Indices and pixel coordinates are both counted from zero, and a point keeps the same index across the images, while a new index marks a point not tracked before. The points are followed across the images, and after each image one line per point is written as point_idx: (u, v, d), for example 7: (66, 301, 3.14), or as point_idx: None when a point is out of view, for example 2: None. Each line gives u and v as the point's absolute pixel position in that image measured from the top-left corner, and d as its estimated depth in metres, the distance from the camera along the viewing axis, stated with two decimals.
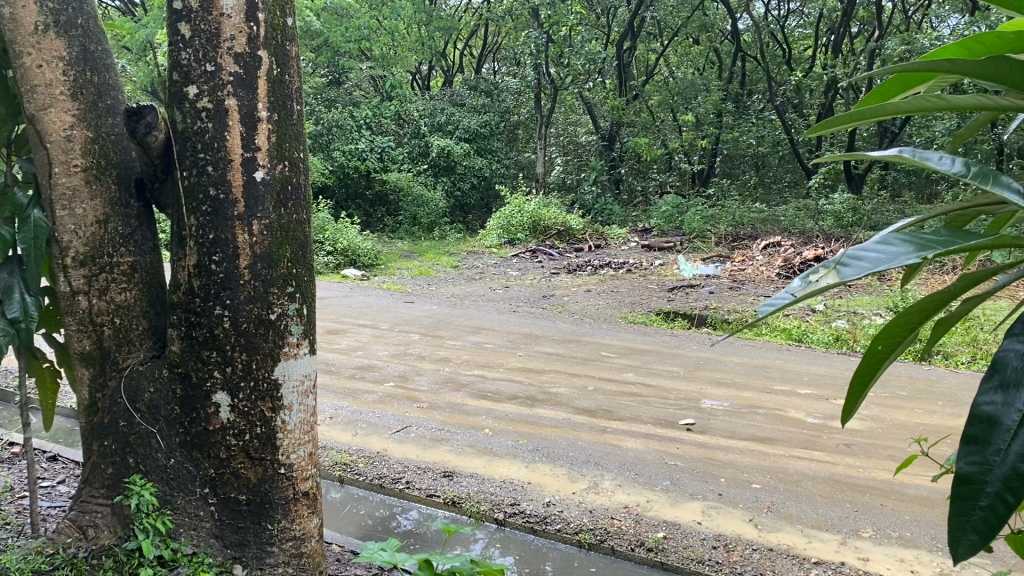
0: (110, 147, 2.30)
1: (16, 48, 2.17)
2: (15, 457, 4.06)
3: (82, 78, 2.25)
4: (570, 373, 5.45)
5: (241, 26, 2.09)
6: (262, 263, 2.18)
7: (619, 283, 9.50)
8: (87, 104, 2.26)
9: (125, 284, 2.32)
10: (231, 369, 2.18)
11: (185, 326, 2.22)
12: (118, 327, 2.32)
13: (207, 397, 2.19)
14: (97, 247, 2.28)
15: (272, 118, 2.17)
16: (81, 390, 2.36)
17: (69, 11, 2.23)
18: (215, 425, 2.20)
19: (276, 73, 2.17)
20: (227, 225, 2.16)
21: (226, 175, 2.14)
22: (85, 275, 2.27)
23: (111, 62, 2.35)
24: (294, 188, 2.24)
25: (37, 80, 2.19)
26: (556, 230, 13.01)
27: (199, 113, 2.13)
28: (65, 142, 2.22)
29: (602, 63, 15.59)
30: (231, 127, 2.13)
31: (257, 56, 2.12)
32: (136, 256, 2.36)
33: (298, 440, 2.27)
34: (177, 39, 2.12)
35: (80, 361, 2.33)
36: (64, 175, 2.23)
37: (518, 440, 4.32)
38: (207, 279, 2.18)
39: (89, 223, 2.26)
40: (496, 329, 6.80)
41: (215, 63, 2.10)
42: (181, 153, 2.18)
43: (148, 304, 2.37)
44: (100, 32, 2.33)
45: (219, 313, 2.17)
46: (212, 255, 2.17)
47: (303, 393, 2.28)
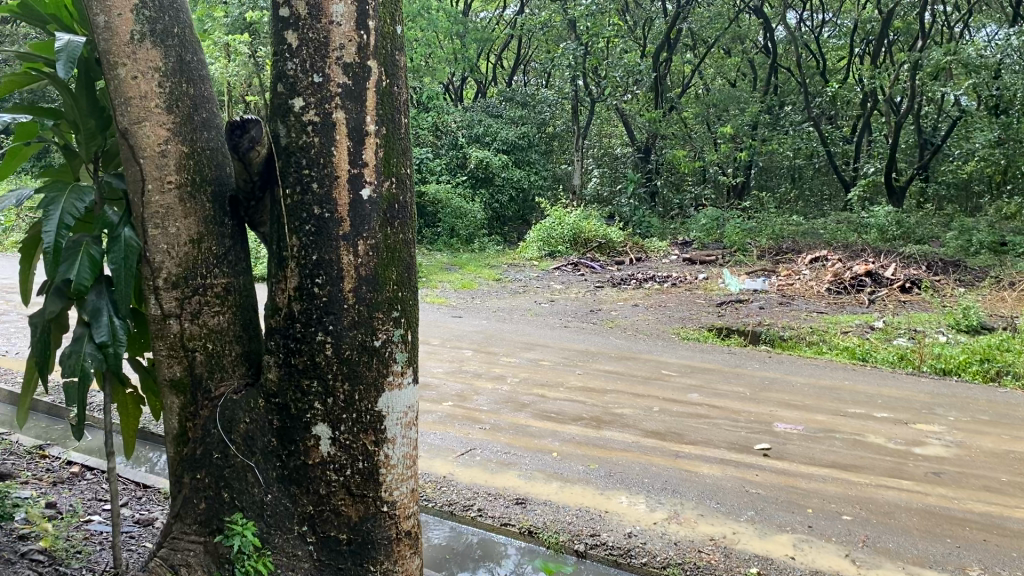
0: (205, 162, 2.18)
1: (111, 58, 2.07)
2: (74, 477, 3.98)
3: (178, 90, 2.13)
4: (633, 393, 5.29)
5: (352, 35, 1.96)
6: (367, 286, 2.05)
7: (666, 297, 9.32)
8: (184, 116, 2.14)
9: (218, 307, 2.19)
10: (333, 400, 2.05)
11: (284, 353, 2.10)
12: (210, 352, 2.18)
13: (307, 429, 2.06)
14: (190, 268, 2.15)
15: (380, 132, 2.04)
16: (170, 419, 2.22)
17: (166, 19, 2.12)
18: (315, 459, 2.07)
19: (384, 85, 2.03)
20: (331, 246, 2.03)
21: (331, 193, 2.01)
22: (177, 298, 2.14)
23: (207, 73, 2.23)
24: (400, 206, 2.11)
25: (132, 91, 2.08)
26: (597, 243, 12.88)
27: (304, 127, 2.00)
28: (159, 158, 2.11)
29: (640, 75, 15.40)
30: (338, 142, 2.00)
31: (366, 66, 1.99)
32: (229, 278, 2.23)
33: (401, 475, 2.12)
34: (283, 49, 2.01)
35: (169, 389, 2.20)
36: (157, 192, 2.11)
37: (589, 465, 4.16)
38: (310, 304, 2.05)
39: (182, 242, 2.14)
40: (548, 346, 6.64)
41: (323, 73, 1.97)
42: (283, 169, 2.05)
43: (241, 328, 2.24)
44: (196, 42, 2.21)
45: (322, 339, 2.04)
46: (315, 278, 2.04)
47: (406, 425, 2.14)
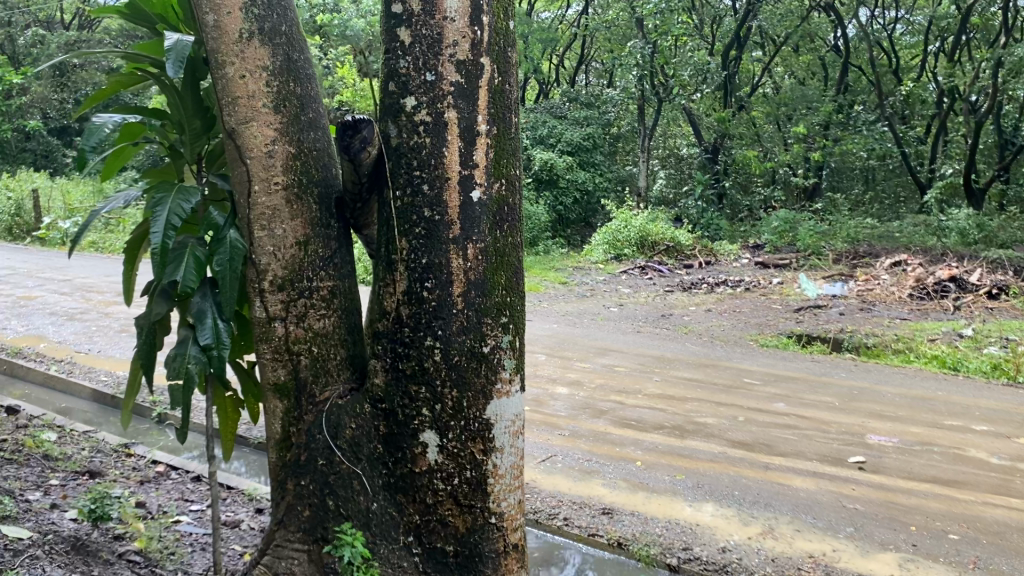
0: (312, 163, 2.15)
1: (220, 57, 2.05)
2: (161, 476, 4.03)
3: (286, 89, 2.10)
4: (715, 402, 5.14)
5: (466, 31, 1.90)
6: (476, 291, 1.98)
7: (740, 302, 9.11)
8: (292, 116, 2.11)
9: (324, 310, 2.16)
10: (440, 407, 1.99)
11: (391, 357, 2.05)
12: (315, 356, 2.15)
13: (414, 436, 2.01)
14: (297, 270, 2.12)
15: (492, 132, 1.97)
16: (274, 423, 2.20)
17: (274, 17, 2.08)
18: (422, 467, 2.01)
19: (497, 82, 1.96)
20: (442, 249, 1.97)
21: (442, 196, 1.96)
22: (283, 301, 2.12)
23: (314, 72, 2.19)
24: (510, 209, 2.03)
25: (240, 90, 2.06)
26: (665, 245, 12.69)
27: (416, 127, 1.95)
28: (266, 159, 2.08)
29: (710, 74, 15.04)
30: (450, 142, 1.94)
31: (479, 64, 1.92)
32: (335, 281, 2.19)
33: (509, 486, 2.05)
34: (394, 47, 1.96)
35: (273, 392, 2.17)
36: (264, 193, 2.09)
37: (676, 475, 4.04)
38: (419, 308, 1.99)
39: (288, 245, 2.11)
40: (623, 351, 6.52)
41: (436, 71, 1.91)
42: (393, 170, 2.01)
43: (346, 332, 2.20)
44: (304, 40, 2.18)
45: (430, 344, 1.99)
46: (424, 281, 1.98)
47: (515, 434, 2.06)
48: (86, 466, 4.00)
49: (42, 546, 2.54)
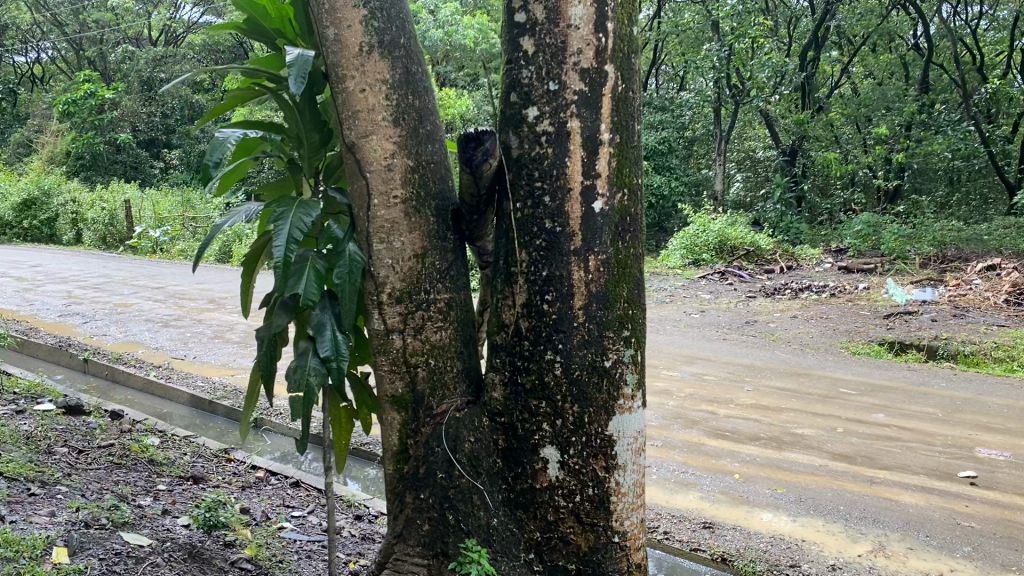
0: (429, 176, 2.16)
1: (340, 71, 2.07)
2: (260, 482, 4.10)
3: (405, 102, 2.11)
4: (811, 413, 5.00)
5: (590, 39, 1.87)
6: (598, 303, 1.93)
7: (826, 308, 8.88)
8: (410, 129, 2.12)
9: (441, 323, 2.15)
10: (561, 422, 1.95)
11: (510, 370, 2.02)
12: (432, 369, 2.14)
13: (534, 451, 1.98)
14: (415, 283, 2.12)
15: (614, 140, 1.92)
16: (390, 435, 2.19)
17: (393, 30, 2.10)
18: (543, 483, 1.98)
19: (621, 90, 1.92)
20: (563, 260, 1.93)
21: (564, 207, 1.92)
22: (400, 314, 2.12)
23: (431, 84, 2.19)
24: (632, 219, 1.98)
25: (361, 104, 2.08)
26: (744, 250, 12.49)
27: (538, 137, 1.92)
28: (386, 172, 2.09)
29: (788, 76, 14.68)
30: (572, 152, 1.90)
31: (603, 71, 1.89)
32: (451, 293, 2.18)
33: (631, 504, 2.00)
34: (517, 56, 1.94)
35: (390, 405, 2.17)
36: (384, 206, 2.10)
37: (776, 489, 3.94)
38: (539, 320, 1.96)
39: (406, 257, 2.11)
40: (710, 359, 6.41)
41: (559, 80, 1.88)
42: (515, 182, 1.98)
43: (462, 345, 2.19)
44: (422, 52, 2.19)
45: (551, 357, 1.95)
46: (544, 294, 1.94)
47: (637, 451, 2.01)
48: (189, 471, 4.10)
49: (161, 554, 2.59)
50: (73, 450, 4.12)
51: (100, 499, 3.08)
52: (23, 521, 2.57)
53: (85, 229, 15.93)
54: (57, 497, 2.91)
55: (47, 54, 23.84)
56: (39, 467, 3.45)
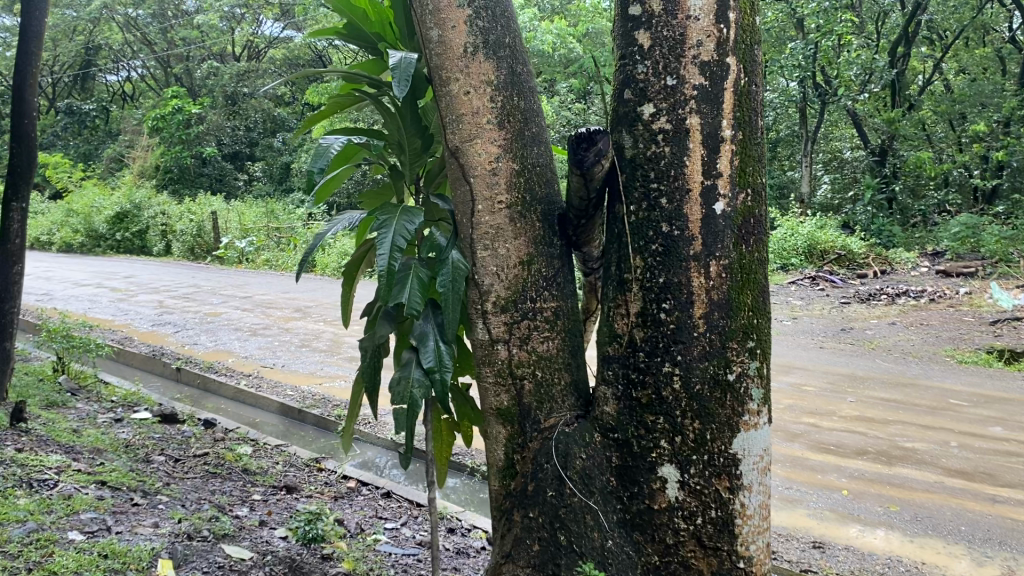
0: (536, 179, 2.06)
1: (443, 74, 2.02)
2: (353, 492, 4.07)
3: (509, 104, 2.02)
4: (920, 426, 4.75)
5: (711, 30, 1.76)
6: (719, 312, 1.81)
7: (926, 314, 8.48)
8: (515, 131, 2.03)
9: (547, 333, 2.04)
10: (680, 439, 1.83)
11: (623, 383, 1.91)
12: (539, 382, 2.03)
13: (652, 470, 1.86)
14: (519, 291, 2.03)
15: (736, 137, 1.80)
16: (497, 450, 2.11)
17: (498, 29, 2.02)
18: (661, 504, 1.85)
19: (744, 84, 1.80)
20: (682, 267, 1.81)
21: (683, 209, 1.80)
22: (506, 323, 2.03)
23: (537, 85, 2.10)
24: (757, 221, 1.85)
25: (465, 107, 2.01)
26: (835, 254, 12.06)
27: (654, 136, 1.82)
28: (490, 176, 2.02)
29: (879, 72, 14.11)
30: (692, 151, 1.79)
31: (725, 63, 1.77)
32: (559, 301, 2.07)
33: (757, 528, 1.87)
34: (632, 51, 1.84)
35: (496, 418, 2.09)
36: (488, 212, 2.03)
37: (889, 507, 3.72)
38: (656, 331, 1.84)
39: (512, 264, 2.02)
40: (807, 368, 6.16)
41: (678, 75, 1.78)
42: (629, 184, 1.87)
43: (570, 356, 2.08)
44: (527, 51, 2.10)
45: (669, 370, 1.83)
46: (662, 302, 1.83)
47: (761, 471, 1.88)
48: (282, 481, 4.10)
49: (262, 567, 2.56)
50: (170, 459, 4.17)
51: (199, 509, 3.08)
52: (127, 532, 2.57)
53: (174, 241, 16.42)
54: (158, 507, 2.92)
55: (138, 73, 24.75)
56: (141, 477, 3.48)
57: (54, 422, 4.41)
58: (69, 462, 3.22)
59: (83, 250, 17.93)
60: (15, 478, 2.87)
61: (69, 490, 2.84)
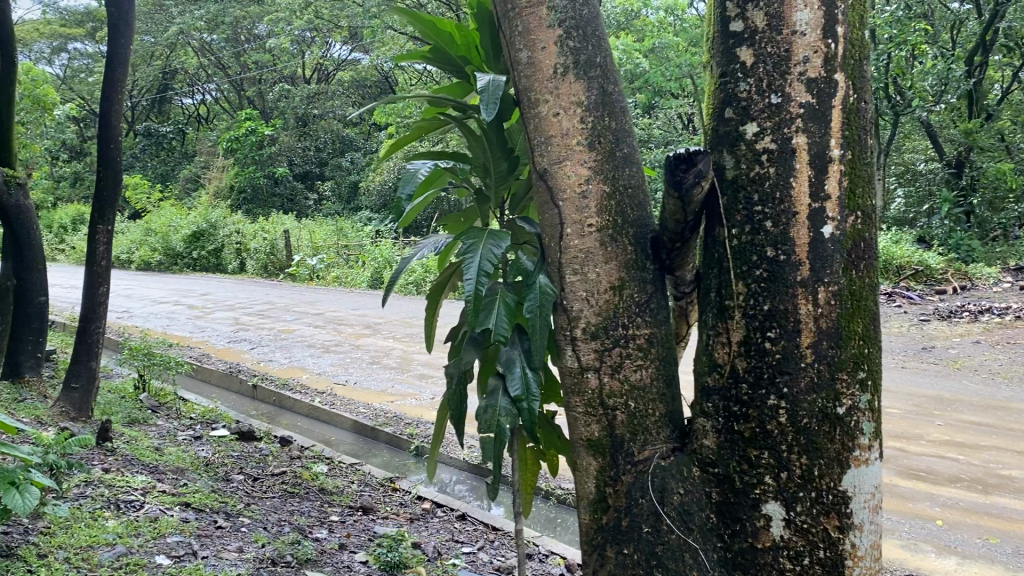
0: (629, 201, 1.99)
1: (534, 95, 1.97)
2: (428, 514, 4.03)
3: (601, 124, 1.96)
4: (1017, 452, 4.52)
5: (818, 45, 1.67)
6: (828, 341, 1.72)
7: (1013, 333, 8.12)
8: (607, 152, 1.96)
9: (641, 361, 1.95)
10: (786, 475, 1.74)
11: (724, 416, 1.82)
12: (632, 412, 1.95)
13: (755, 507, 1.76)
14: (610, 318, 1.95)
15: (846, 157, 1.71)
16: (588, 482, 2.03)
17: (590, 47, 1.96)
18: (764, 543, 1.75)
19: (853, 101, 1.71)
20: (787, 294, 1.73)
21: (790, 232, 1.72)
22: (597, 350, 1.96)
23: (629, 104, 2.04)
24: (867, 245, 1.75)
25: (554, 129, 1.96)
26: (912, 270, 11.65)
27: (758, 156, 1.74)
28: (580, 199, 1.96)
29: (956, 82, 13.63)
30: (799, 172, 1.71)
31: (833, 80, 1.69)
32: (653, 328, 1.98)
33: (869, 570, 1.76)
34: (733, 69, 1.77)
35: (587, 449, 2.01)
36: (578, 235, 1.97)
37: (989, 539, 3.53)
38: (760, 361, 1.76)
39: (602, 289, 1.95)
40: (890, 389, 5.93)
41: (783, 93, 1.70)
42: (730, 207, 1.79)
43: (665, 386, 1.99)
44: (618, 70, 2.04)
45: (774, 403, 1.74)
46: (766, 331, 1.75)
47: (873, 510, 1.77)
48: (359, 501, 4.08)
49: None
50: (249, 477, 4.21)
51: (280, 532, 3.08)
52: (213, 557, 2.57)
53: (248, 259, 16.82)
54: (242, 530, 2.93)
55: (212, 95, 25.52)
56: (223, 497, 3.50)
57: (137, 440, 4.50)
58: (154, 483, 3.26)
59: (161, 267, 18.50)
60: (104, 499, 2.91)
61: (155, 512, 2.87)
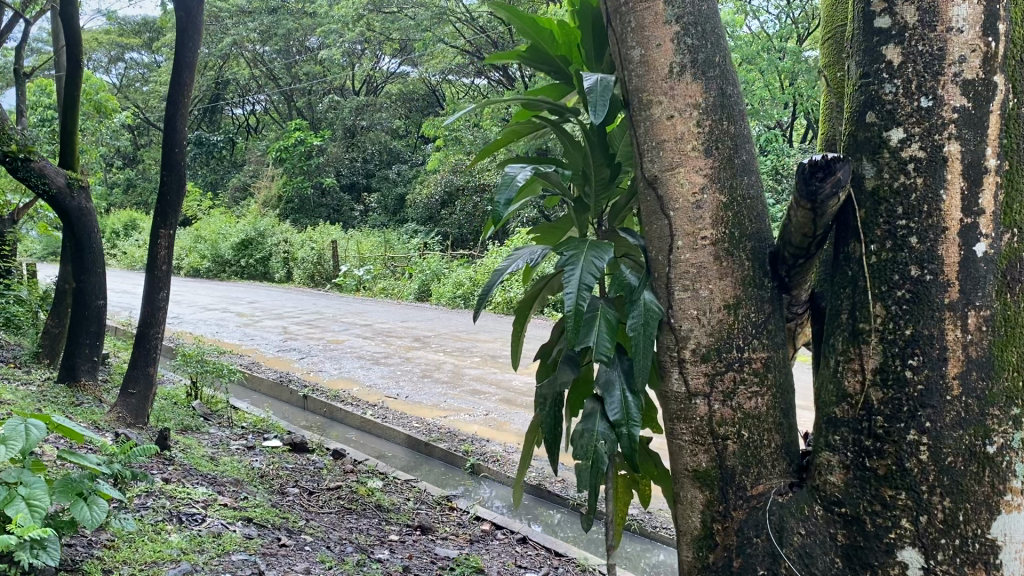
0: (745, 213, 1.84)
1: (646, 96, 1.84)
2: (487, 536, 3.86)
3: (719, 128, 1.81)
4: None
5: (978, 43, 1.51)
6: (978, 372, 1.53)
7: None
8: (725, 159, 1.82)
9: (756, 388, 1.79)
10: (926, 518, 1.54)
11: (853, 451, 1.65)
12: (746, 443, 1.79)
13: (888, 554, 1.57)
14: (724, 339, 1.79)
15: (1003, 167, 1.54)
16: (693, 517, 1.87)
17: (708, 48, 1.82)
18: None
19: (1014, 105, 1.54)
20: (933, 318, 1.56)
21: (938, 249, 1.55)
22: (707, 373, 1.80)
23: (747, 109, 1.89)
24: None
25: (667, 133, 1.82)
26: None
27: (904, 164, 1.58)
28: (693, 209, 1.81)
29: None
30: (950, 181, 1.54)
31: (993, 83, 1.52)
32: (770, 351, 1.82)
33: None
34: (877, 69, 1.63)
35: (693, 481, 1.85)
36: (690, 249, 1.81)
37: None
38: (900, 392, 1.58)
39: (715, 308, 1.79)
40: None
41: (935, 95, 1.55)
42: (869, 219, 1.64)
43: (782, 415, 1.82)
44: (737, 73, 1.89)
45: (914, 438, 1.56)
46: (908, 358, 1.58)
47: None
48: (417, 520, 3.93)
49: None
50: (305, 491, 4.10)
51: (344, 552, 2.95)
52: None
53: (295, 268, 16.90)
54: (306, 549, 2.81)
55: (263, 106, 25.81)
56: (283, 513, 3.38)
57: (192, 448, 4.42)
58: (216, 496, 3.16)
59: (210, 274, 18.68)
60: (166, 511, 2.82)
61: (218, 527, 2.78)
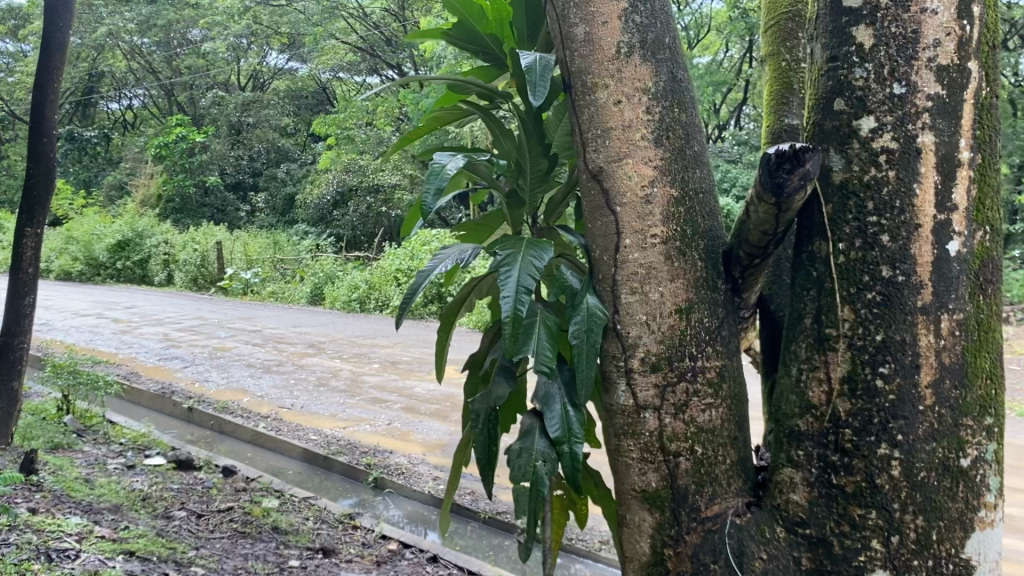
0: (697, 209, 1.69)
1: (592, 79, 1.67)
2: (395, 555, 3.61)
3: (670, 116, 1.66)
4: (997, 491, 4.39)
5: (953, 26, 1.42)
6: (951, 380, 1.43)
7: None
8: (676, 150, 1.67)
9: (710, 399, 1.64)
10: (899, 537, 1.41)
11: (818, 466, 1.51)
12: (699, 459, 1.63)
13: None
14: (676, 347, 1.63)
15: (975, 160, 1.44)
16: (640, 543, 1.69)
17: (658, 28, 1.68)
18: None
19: (985, 94, 1.45)
20: (906, 322, 1.44)
21: (911, 248, 1.44)
22: (657, 385, 1.63)
23: (697, 96, 1.75)
24: (994, 265, 1.48)
25: (615, 119, 1.66)
26: None
27: (874, 157, 1.47)
28: (643, 204, 1.65)
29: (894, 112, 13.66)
30: (924, 174, 1.43)
31: (967, 69, 1.43)
32: (723, 359, 1.68)
33: None
34: (847, 52, 1.51)
35: (640, 502, 1.68)
36: (638, 248, 1.65)
37: None
38: (869, 403, 1.45)
39: (666, 312, 1.63)
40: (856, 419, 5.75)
41: (908, 81, 1.44)
42: (837, 214, 1.52)
43: (737, 429, 1.68)
44: (686, 59, 1.75)
45: (886, 452, 1.43)
46: (878, 366, 1.45)
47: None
48: (318, 542, 3.65)
49: None
50: (193, 514, 3.75)
51: None
52: None
53: (177, 271, 16.05)
54: None
55: (141, 99, 24.58)
56: (171, 543, 3.05)
57: (64, 470, 4.00)
58: (92, 526, 2.82)
59: (83, 278, 17.57)
60: (32, 547, 2.48)
61: (95, 564, 2.45)
